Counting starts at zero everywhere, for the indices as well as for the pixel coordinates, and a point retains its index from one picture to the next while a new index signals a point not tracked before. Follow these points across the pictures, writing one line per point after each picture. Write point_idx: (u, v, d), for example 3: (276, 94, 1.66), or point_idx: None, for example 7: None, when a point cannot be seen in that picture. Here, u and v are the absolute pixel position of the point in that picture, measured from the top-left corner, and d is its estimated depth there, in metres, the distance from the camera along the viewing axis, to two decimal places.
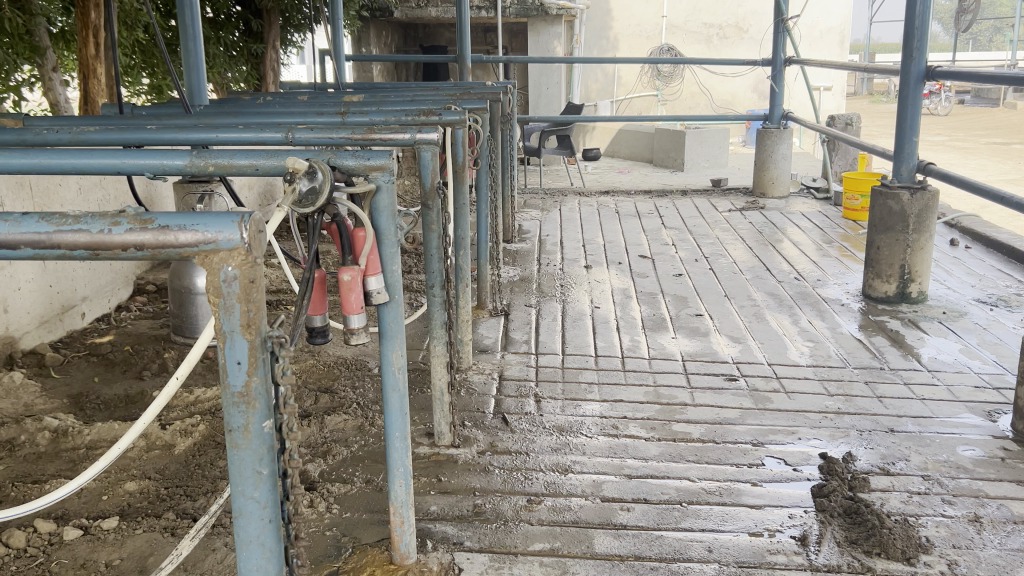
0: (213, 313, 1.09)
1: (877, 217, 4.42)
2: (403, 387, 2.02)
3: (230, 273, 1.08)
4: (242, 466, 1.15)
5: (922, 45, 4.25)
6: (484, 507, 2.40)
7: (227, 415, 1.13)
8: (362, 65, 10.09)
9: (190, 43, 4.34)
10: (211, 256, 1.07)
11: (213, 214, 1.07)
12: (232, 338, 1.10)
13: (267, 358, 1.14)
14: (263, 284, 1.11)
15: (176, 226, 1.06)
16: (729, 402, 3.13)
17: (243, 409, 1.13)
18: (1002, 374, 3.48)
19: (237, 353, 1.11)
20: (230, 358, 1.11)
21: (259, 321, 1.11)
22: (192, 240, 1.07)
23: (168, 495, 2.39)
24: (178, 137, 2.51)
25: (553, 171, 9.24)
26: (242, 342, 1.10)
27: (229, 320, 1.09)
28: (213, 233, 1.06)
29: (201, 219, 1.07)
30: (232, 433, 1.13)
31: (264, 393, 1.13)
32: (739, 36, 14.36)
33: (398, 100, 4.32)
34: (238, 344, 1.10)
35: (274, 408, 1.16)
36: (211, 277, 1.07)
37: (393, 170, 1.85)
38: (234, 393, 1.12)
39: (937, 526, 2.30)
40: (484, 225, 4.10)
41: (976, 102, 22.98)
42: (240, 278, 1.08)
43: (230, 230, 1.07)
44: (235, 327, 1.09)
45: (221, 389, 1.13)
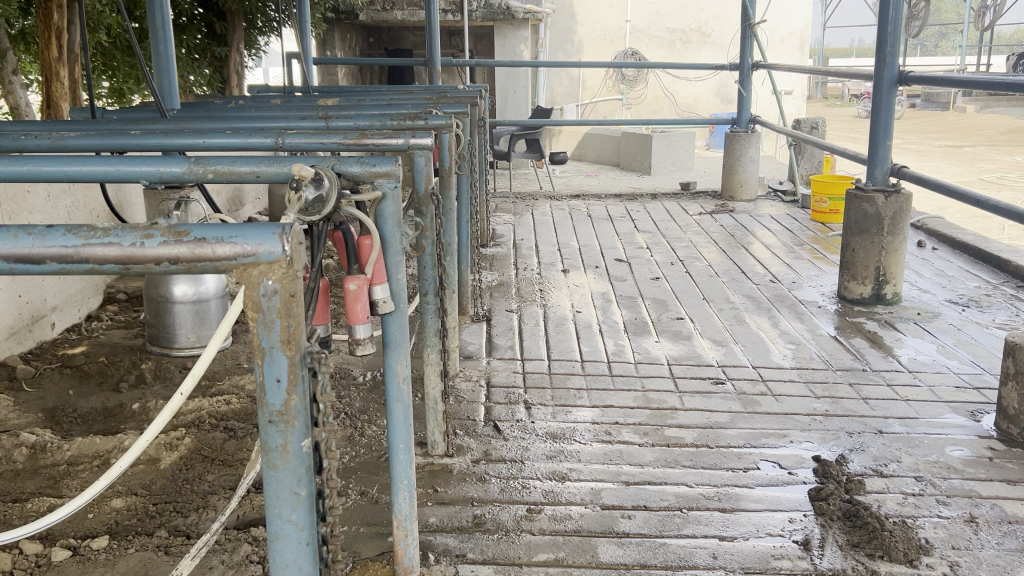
0: (252, 329, 1.05)
1: (852, 220, 4.47)
2: (408, 398, 1.98)
3: (271, 287, 1.04)
4: (281, 487, 1.11)
5: (894, 52, 4.32)
6: (484, 517, 2.36)
7: (264, 435, 1.09)
8: (327, 68, 9.97)
9: (160, 45, 4.24)
10: (250, 269, 1.03)
11: (252, 225, 1.03)
12: (272, 354, 1.06)
13: (306, 374, 1.10)
14: (303, 297, 1.06)
15: (213, 238, 1.02)
16: (718, 405, 3.14)
17: (281, 428, 1.09)
18: (980, 373, 3.53)
19: (277, 370, 1.07)
20: (269, 376, 1.07)
21: (299, 336, 1.07)
22: (230, 253, 1.02)
23: (157, 512, 2.32)
24: (162, 143, 2.44)
25: (522, 175, 9.22)
26: (282, 359, 1.07)
27: (268, 336, 1.06)
28: (253, 245, 1.02)
29: (239, 231, 1.03)
30: (269, 454, 1.09)
31: (304, 411, 1.10)
32: (701, 41, 14.55)
33: (375, 104, 4.26)
34: (278, 360, 1.06)
35: (312, 427, 1.13)
36: (251, 292, 1.04)
37: (399, 176, 1.81)
38: (273, 411, 1.08)
39: (935, 527, 2.32)
40: (465, 230, 4.06)
41: (927, 106, 23.52)
42: (280, 292, 1.04)
43: (270, 242, 1.02)
44: (274, 343, 1.06)
45: (258, 407, 1.09)
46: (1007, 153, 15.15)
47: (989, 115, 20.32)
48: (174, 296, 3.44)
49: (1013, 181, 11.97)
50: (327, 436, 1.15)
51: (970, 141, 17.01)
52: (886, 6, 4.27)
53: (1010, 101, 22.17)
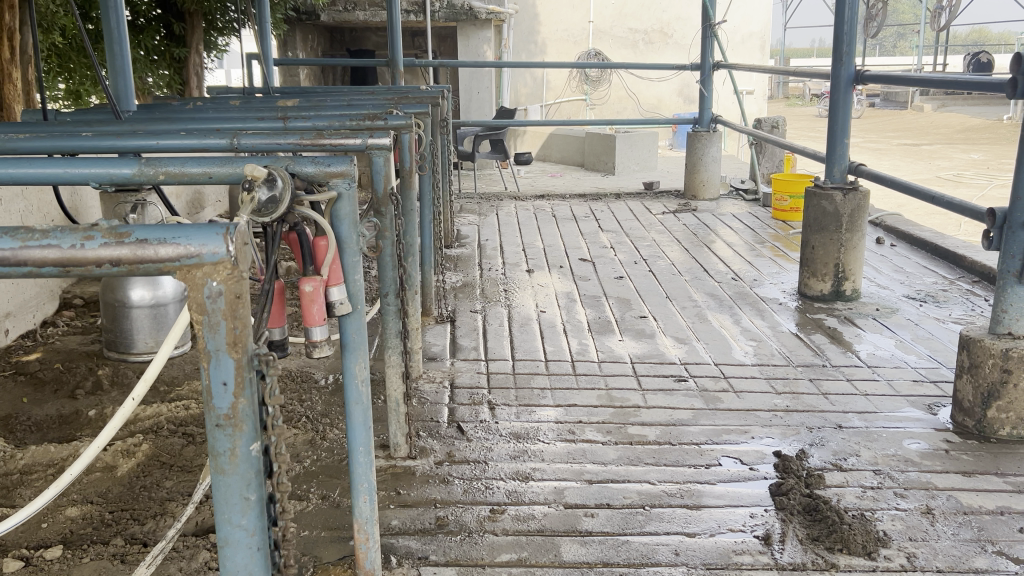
0: (198, 331, 1.04)
1: (812, 217, 4.52)
2: (367, 400, 1.96)
3: (215, 288, 1.03)
4: (230, 492, 1.09)
5: (850, 50, 4.37)
6: (447, 519, 2.35)
7: (212, 439, 1.08)
8: (289, 69, 9.90)
9: (115, 46, 4.16)
10: (194, 270, 1.02)
11: (195, 226, 1.02)
12: (218, 356, 1.05)
13: (254, 377, 1.10)
14: (249, 298, 1.06)
15: (155, 240, 1.00)
16: (681, 403, 3.16)
17: (229, 432, 1.08)
18: (937, 367, 3.59)
19: (224, 373, 1.06)
20: (215, 379, 1.06)
21: (246, 338, 1.06)
22: (173, 254, 1.01)
23: (114, 520, 2.28)
24: (115, 145, 2.40)
25: (486, 176, 9.21)
26: (228, 362, 1.06)
27: (214, 338, 1.05)
28: (196, 246, 1.01)
29: (182, 231, 1.01)
30: (217, 458, 1.08)
31: (252, 414, 1.09)
32: (663, 41, 14.66)
33: (335, 104, 4.23)
34: (224, 363, 1.05)
35: (260, 431, 1.12)
36: (195, 293, 1.02)
37: (354, 176, 1.80)
38: (219, 415, 1.07)
39: (892, 519, 2.35)
40: (427, 231, 4.04)
41: (885, 105, 23.92)
42: (225, 293, 1.03)
43: (214, 242, 1.01)
44: (221, 346, 1.05)
45: (205, 412, 1.08)
46: (962, 151, 15.44)
47: (945, 113, 20.70)
48: (132, 301, 3.39)
49: (968, 178, 12.21)
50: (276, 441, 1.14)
51: (927, 139, 17.31)
52: (842, 5, 4.31)
53: (966, 100, 22.60)
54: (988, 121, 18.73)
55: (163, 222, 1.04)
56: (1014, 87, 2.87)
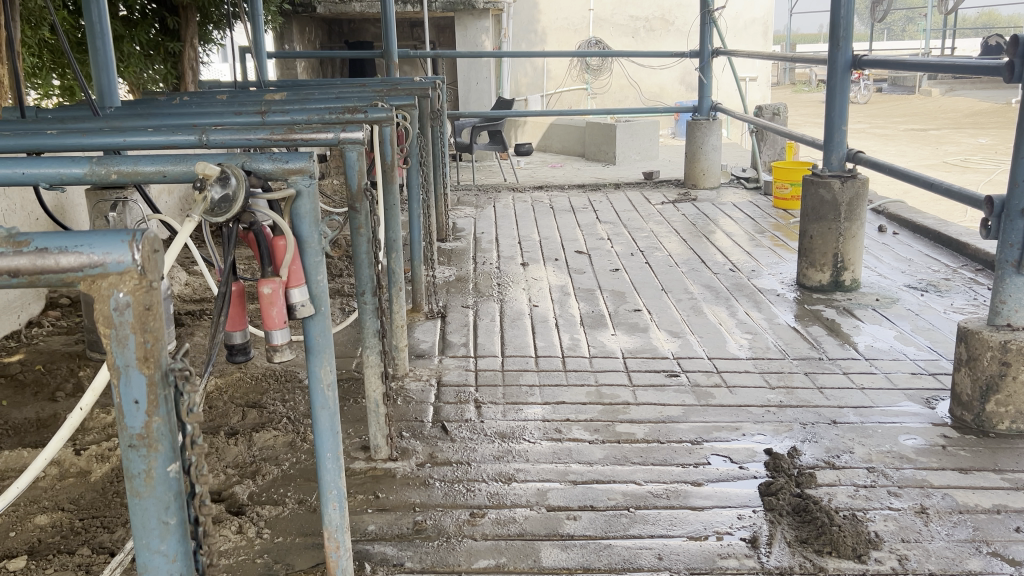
0: (106, 347, 1.04)
1: (809, 206, 4.43)
2: (333, 405, 1.89)
3: (121, 300, 1.02)
4: (147, 515, 1.10)
5: (847, 35, 4.25)
6: (425, 523, 2.29)
7: (127, 461, 1.08)
8: (286, 62, 9.82)
9: (98, 41, 4.08)
10: (98, 281, 1.02)
11: (100, 235, 1.02)
12: (127, 373, 1.05)
13: (170, 394, 1.09)
14: (160, 310, 1.05)
15: (56, 248, 1.00)
16: (671, 399, 3.08)
17: (143, 452, 1.08)
18: (936, 359, 3.51)
19: (135, 391, 1.06)
20: (126, 397, 1.06)
21: (157, 353, 1.06)
22: (75, 263, 1.01)
23: (82, 528, 2.22)
24: (81, 142, 2.33)
25: (485, 167, 9.12)
26: (139, 378, 1.05)
27: (123, 354, 1.04)
28: (100, 254, 1.01)
29: (86, 239, 1.01)
30: (133, 480, 1.09)
31: (166, 434, 1.09)
32: (665, 29, 14.54)
33: (322, 97, 4.15)
34: (134, 380, 1.05)
35: (179, 450, 1.12)
36: (100, 305, 1.02)
37: (314, 173, 1.73)
38: (132, 436, 1.07)
39: (885, 519, 2.28)
40: (417, 225, 3.97)
41: (892, 91, 23.72)
42: (132, 305, 1.03)
43: (119, 251, 1.01)
44: (129, 362, 1.04)
45: (119, 431, 1.08)
46: (969, 135, 15.27)
47: (952, 98, 20.48)
48: None
49: (975, 162, 12.07)
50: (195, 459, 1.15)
51: (934, 124, 17.12)
52: None
53: (974, 84, 22.36)
54: (996, 105, 18.53)
55: (68, 230, 1.03)
56: (1011, 70, 2.77)
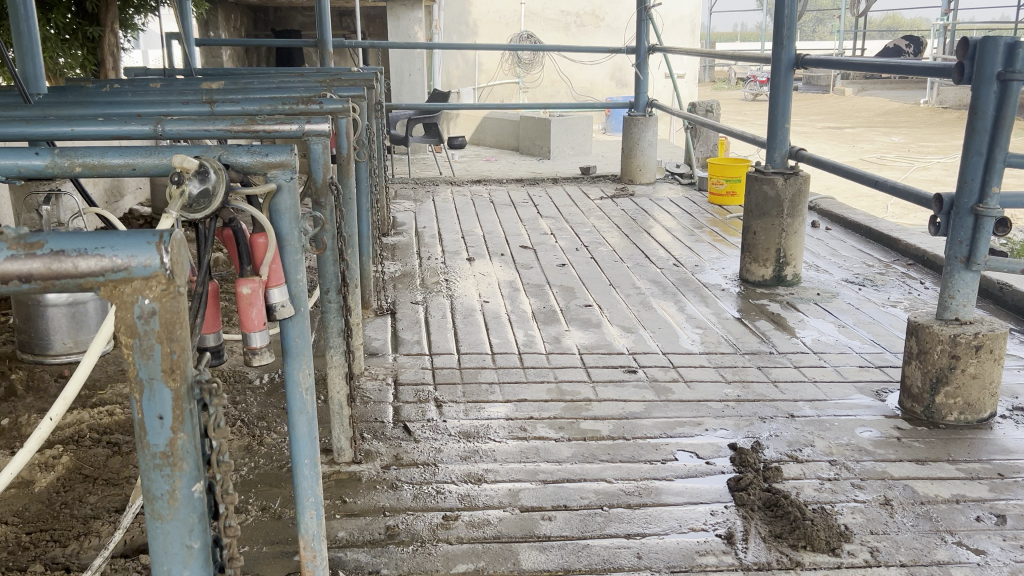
0: (130, 358, 1.03)
1: (753, 202, 4.50)
2: (312, 409, 1.80)
3: (146, 306, 1.01)
4: (169, 539, 1.09)
5: (791, 35, 4.33)
6: (397, 528, 2.22)
7: (151, 482, 1.07)
8: (211, 49, 9.50)
9: (22, 24, 3.82)
10: (122, 287, 1.00)
11: (121, 236, 0.99)
12: (152, 386, 1.04)
13: (194, 408, 1.09)
14: (186, 315, 1.04)
15: (74, 252, 0.97)
16: (632, 395, 3.08)
17: (167, 472, 1.07)
18: (881, 352, 3.60)
19: (159, 405, 1.05)
20: (150, 413, 1.05)
21: (182, 365, 1.05)
22: (95, 267, 0.98)
23: (32, 542, 2.09)
24: (24, 132, 2.17)
25: (420, 160, 9.02)
26: (163, 391, 1.04)
27: (147, 366, 1.04)
28: (123, 257, 0.99)
29: (109, 241, 0.99)
30: (156, 503, 1.08)
31: (191, 452, 1.08)
32: (595, 24, 14.68)
33: (265, 87, 4.01)
34: (159, 393, 1.04)
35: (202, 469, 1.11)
36: (125, 312, 1.00)
37: (295, 167, 1.64)
38: (156, 454, 1.07)
39: (853, 512, 2.32)
40: (366, 219, 3.87)
41: (808, 89, 24.45)
42: (158, 311, 1.02)
43: (146, 253, 0.99)
44: (155, 374, 1.04)
45: (140, 450, 1.07)
46: (883, 134, 15.84)
47: (866, 97, 21.23)
48: (47, 299, 3.14)
49: (891, 160, 12.53)
50: (219, 479, 1.14)
51: (850, 122, 17.72)
52: None
53: (885, 84, 23.20)
54: (907, 105, 19.26)
55: (81, 229, 1.00)
56: (960, 72, 2.83)
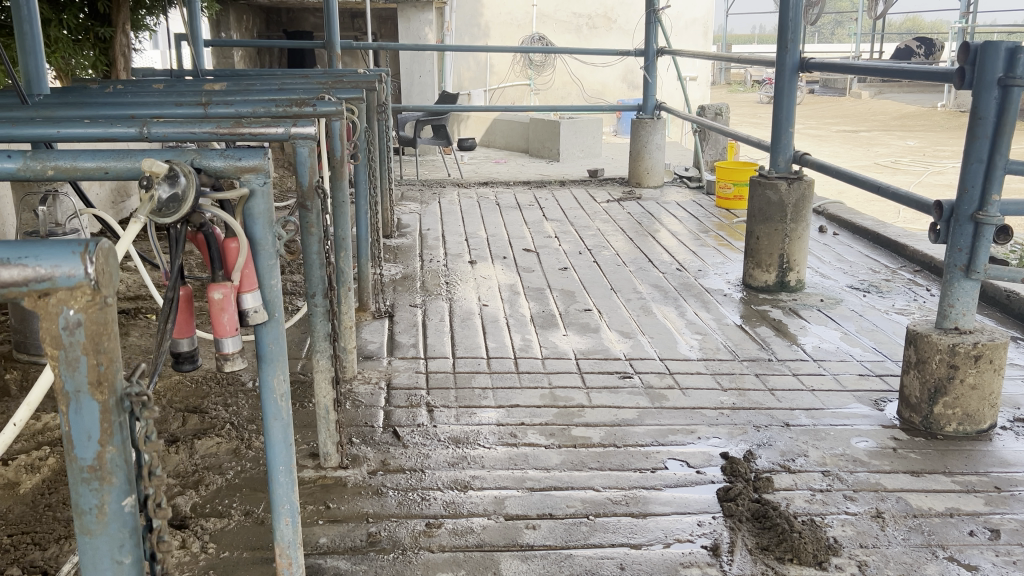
0: (56, 371, 1.05)
1: (756, 207, 4.46)
2: (287, 416, 1.79)
3: (72, 317, 1.03)
4: (99, 554, 1.12)
5: (795, 38, 4.29)
6: (379, 535, 2.21)
7: (78, 496, 1.09)
8: (222, 50, 9.53)
9: (25, 26, 3.82)
10: (46, 297, 1.02)
11: (48, 246, 1.01)
12: (78, 399, 1.06)
13: (125, 421, 1.11)
14: (111, 326, 1.06)
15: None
16: (625, 401, 3.05)
17: (95, 487, 1.09)
18: (882, 360, 3.55)
19: (86, 418, 1.07)
20: (77, 427, 1.07)
21: (110, 377, 1.07)
22: (20, 276, 1.00)
23: (12, 545, 2.09)
24: (10, 133, 2.17)
25: (429, 162, 9.01)
26: (91, 404, 1.07)
27: (73, 379, 1.05)
28: (48, 267, 1.00)
29: (34, 251, 1.01)
30: (85, 517, 1.10)
31: (120, 466, 1.11)
32: (608, 26, 14.64)
33: (266, 88, 4.01)
34: (86, 405, 1.06)
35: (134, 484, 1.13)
36: (49, 323, 1.02)
37: (269, 171, 1.63)
38: (84, 468, 1.09)
39: (843, 524, 2.28)
40: (364, 222, 3.85)
41: (824, 92, 24.29)
42: (83, 323, 1.03)
43: (70, 264, 1.01)
44: (81, 387, 1.06)
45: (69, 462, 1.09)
46: (898, 137, 15.71)
47: (882, 100, 21.07)
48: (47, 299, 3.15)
49: (905, 164, 12.42)
50: (152, 493, 1.16)
51: (865, 126, 17.58)
52: None
53: (901, 87, 23.04)
54: (924, 108, 19.11)
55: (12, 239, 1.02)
56: (960, 77, 2.78)
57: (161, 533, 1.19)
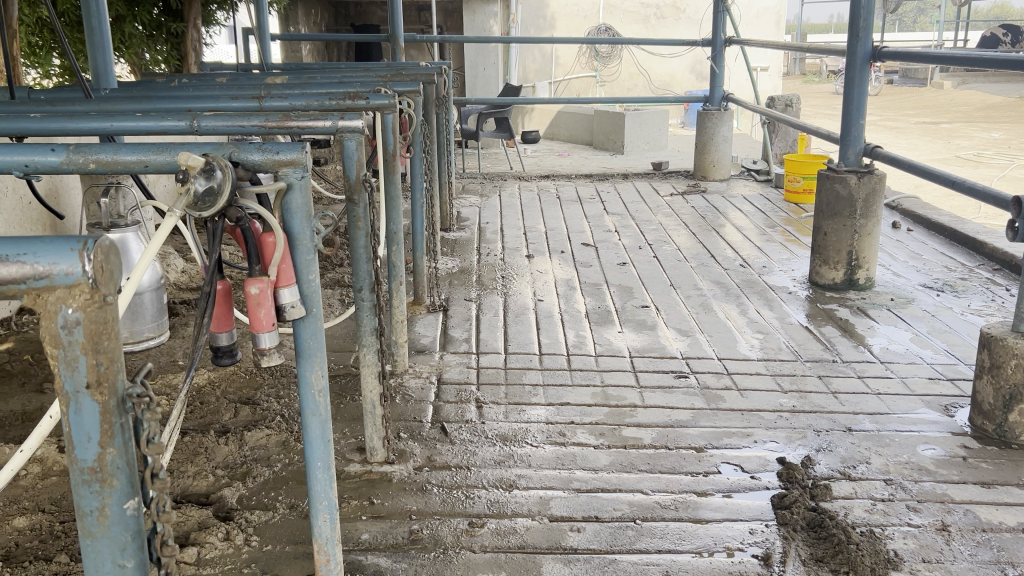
0: (55, 371, 1.05)
1: (824, 202, 4.30)
2: (325, 412, 1.78)
3: (71, 315, 1.04)
4: (101, 557, 1.13)
5: (868, 26, 4.11)
6: (421, 533, 2.18)
7: (81, 497, 1.10)
8: (291, 44, 9.67)
9: (93, 21, 3.85)
10: (45, 295, 1.03)
11: (46, 243, 1.02)
12: (78, 398, 1.06)
13: (128, 422, 1.11)
14: (111, 325, 1.06)
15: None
16: (680, 402, 2.96)
17: (97, 488, 1.10)
18: (955, 363, 3.39)
19: (86, 418, 1.07)
20: (77, 427, 1.08)
21: (110, 377, 1.08)
22: (19, 272, 1.02)
23: (63, 531, 2.13)
24: (66, 126, 2.19)
25: (492, 155, 9.00)
26: (91, 404, 1.07)
27: (72, 379, 1.06)
28: (46, 264, 1.02)
29: (33, 247, 1.02)
30: (87, 517, 1.11)
31: (122, 468, 1.11)
32: (676, 16, 14.43)
33: (325, 81, 4.02)
34: (86, 405, 1.07)
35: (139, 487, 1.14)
36: (49, 321, 1.03)
37: (307, 165, 1.61)
38: (85, 470, 1.10)
39: (905, 537, 2.17)
40: (419, 215, 3.84)
41: (904, 82, 23.49)
42: (81, 321, 1.04)
43: (69, 261, 1.02)
44: (80, 387, 1.06)
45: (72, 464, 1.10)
46: (982, 129, 15.09)
47: (965, 91, 20.29)
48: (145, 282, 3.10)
49: (988, 157, 11.90)
50: (158, 495, 1.16)
51: (946, 117, 16.96)
52: None
53: (986, 77, 22.12)
54: (1010, 98, 18.31)
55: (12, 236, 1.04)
56: None
57: (166, 540, 1.19)
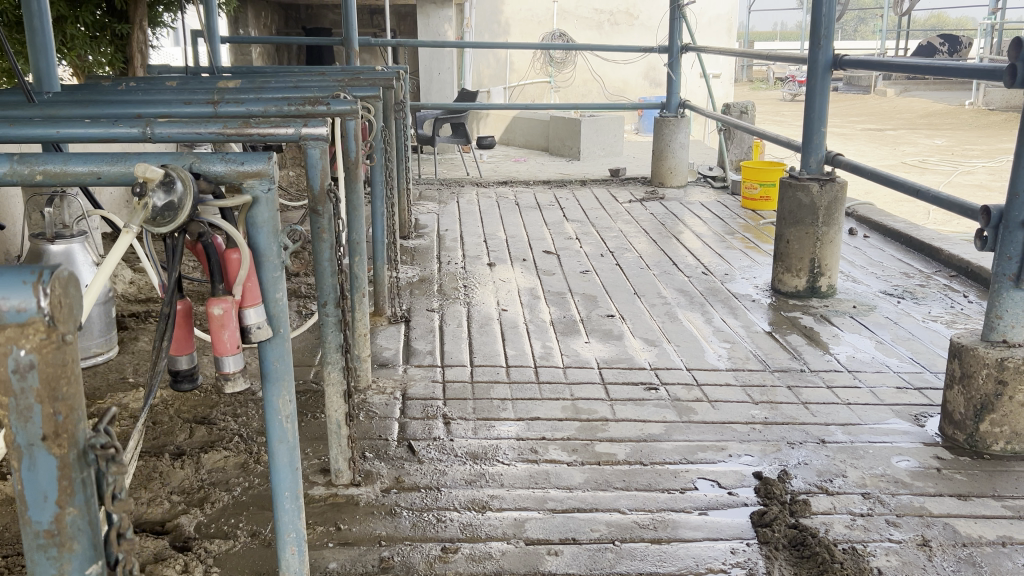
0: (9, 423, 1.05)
1: (786, 210, 4.30)
2: (293, 439, 1.67)
3: (24, 359, 1.03)
4: None
5: (829, 33, 4.11)
6: (392, 561, 2.08)
7: (35, 557, 1.09)
8: (241, 47, 9.45)
9: (35, 22, 3.63)
10: None
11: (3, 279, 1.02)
12: (32, 451, 1.06)
13: (88, 477, 1.10)
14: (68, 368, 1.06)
15: None
16: (652, 415, 2.91)
17: (52, 550, 1.09)
18: (921, 372, 3.39)
19: (40, 471, 1.07)
20: (31, 482, 1.07)
21: (68, 427, 1.07)
22: None
23: (6, 567, 1.98)
24: (9, 132, 2.04)
25: (448, 161, 8.90)
26: (47, 459, 1.07)
27: (27, 431, 1.06)
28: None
29: None
30: None
31: (80, 528, 1.10)
32: (630, 22, 14.51)
33: (280, 86, 3.89)
34: (42, 457, 1.06)
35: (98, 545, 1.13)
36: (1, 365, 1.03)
37: (273, 176, 1.51)
38: (40, 530, 1.09)
39: (887, 553, 2.13)
40: (380, 223, 3.73)
41: (848, 89, 23.96)
42: (35, 365, 1.04)
43: (23, 298, 1.01)
44: (34, 439, 1.06)
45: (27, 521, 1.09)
46: (926, 136, 15.42)
47: (908, 98, 20.78)
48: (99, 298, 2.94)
49: (932, 164, 12.15)
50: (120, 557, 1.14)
51: (890, 124, 17.31)
52: None
53: (927, 85, 22.69)
54: (950, 106, 18.78)
55: None
56: (1013, 75, 2.63)
57: None
